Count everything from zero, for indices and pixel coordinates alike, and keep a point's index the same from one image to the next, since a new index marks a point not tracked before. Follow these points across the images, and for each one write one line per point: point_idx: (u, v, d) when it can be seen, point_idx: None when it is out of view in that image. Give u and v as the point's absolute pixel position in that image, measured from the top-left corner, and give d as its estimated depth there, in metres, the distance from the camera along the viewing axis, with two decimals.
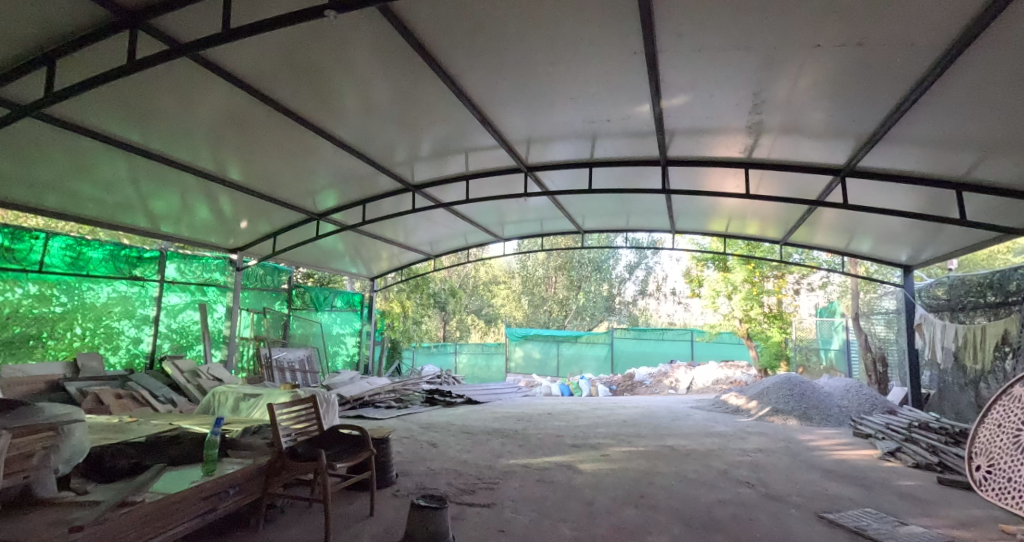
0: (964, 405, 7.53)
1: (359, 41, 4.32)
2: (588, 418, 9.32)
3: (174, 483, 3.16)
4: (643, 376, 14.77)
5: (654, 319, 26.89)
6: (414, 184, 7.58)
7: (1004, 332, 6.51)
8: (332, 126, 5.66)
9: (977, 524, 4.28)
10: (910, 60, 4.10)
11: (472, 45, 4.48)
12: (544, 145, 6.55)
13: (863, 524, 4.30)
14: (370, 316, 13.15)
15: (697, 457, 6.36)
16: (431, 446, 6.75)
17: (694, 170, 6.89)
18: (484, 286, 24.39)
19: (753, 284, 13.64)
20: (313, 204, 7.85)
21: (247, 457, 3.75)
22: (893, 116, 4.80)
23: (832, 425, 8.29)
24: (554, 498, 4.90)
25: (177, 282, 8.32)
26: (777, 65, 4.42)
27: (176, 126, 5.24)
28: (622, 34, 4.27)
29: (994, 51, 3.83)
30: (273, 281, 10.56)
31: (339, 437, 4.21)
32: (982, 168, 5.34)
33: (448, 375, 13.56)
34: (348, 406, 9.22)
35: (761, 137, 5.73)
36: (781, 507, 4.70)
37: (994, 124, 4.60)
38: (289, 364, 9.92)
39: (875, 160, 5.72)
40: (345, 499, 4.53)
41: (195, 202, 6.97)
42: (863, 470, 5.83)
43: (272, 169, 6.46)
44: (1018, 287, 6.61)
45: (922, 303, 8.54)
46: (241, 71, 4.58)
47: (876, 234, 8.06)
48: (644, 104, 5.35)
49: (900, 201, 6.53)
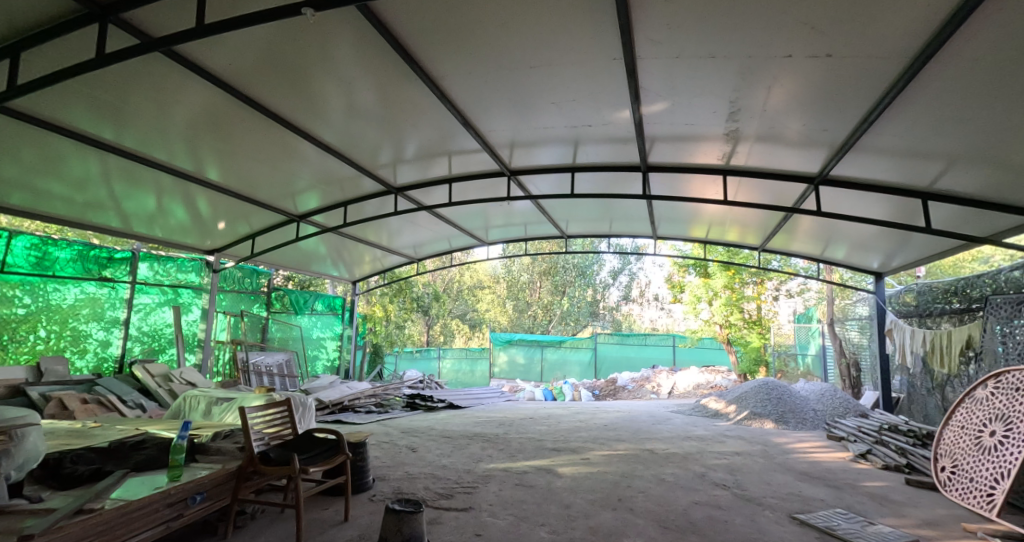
0: (932, 409, 7.68)
1: (340, 42, 4.31)
2: (569, 422, 9.34)
3: (135, 490, 3.09)
4: (625, 380, 15.00)
5: (637, 324, 27.17)
6: (398, 186, 7.53)
7: (969, 338, 6.61)
8: (313, 127, 5.62)
9: (942, 524, 4.37)
10: (877, 72, 4.20)
11: (453, 47, 4.49)
12: (528, 150, 6.57)
13: (833, 524, 4.37)
14: (352, 320, 13.06)
15: (676, 460, 6.42)
16: (410, 451, 6.71)
17: (675, 176, 6.97)
18: (469, 290, 24.39)
19: (732, 290, 13.81)
20: (295, 205, 7.74)
21: (217, 462, 3.69)
22: (862, 126, 4.90)
23: (808, 429, 8.41)
24: (532, 501, 4.90)
25: (151, 283, 8.21)
26: (753, 75, 4.49)
27: (150, 124, 5.16)
28: (601, 41, 4.32)
29: (957, 66, 3.94)
30: (251, 283, 10.44)
31: (314, 441, 4.18)
32: (949, 178, 5.48)
33: (430, 380, 13.46)
34: (327, 411, 9.14)
35: (738, 145, 5.81)
36: (756, 509, 4.75)
37: (959, 135, 4.72)
38: (266, 368, 9.74)
39: (848, 169, 5.82)
40: (319, 504, 4.48)
41: (170, 202, 6.88)
42: (836, 471, 5.91)
43: (251, 169, 6.40)
44: (982, 294, 6.77)
45: (892, 309, 8.74)
46: (218, 68, 4.53)
47: (850, 242, 8.21)
48: (624, 109, 5.41)
49: (874, 209, 6.65)
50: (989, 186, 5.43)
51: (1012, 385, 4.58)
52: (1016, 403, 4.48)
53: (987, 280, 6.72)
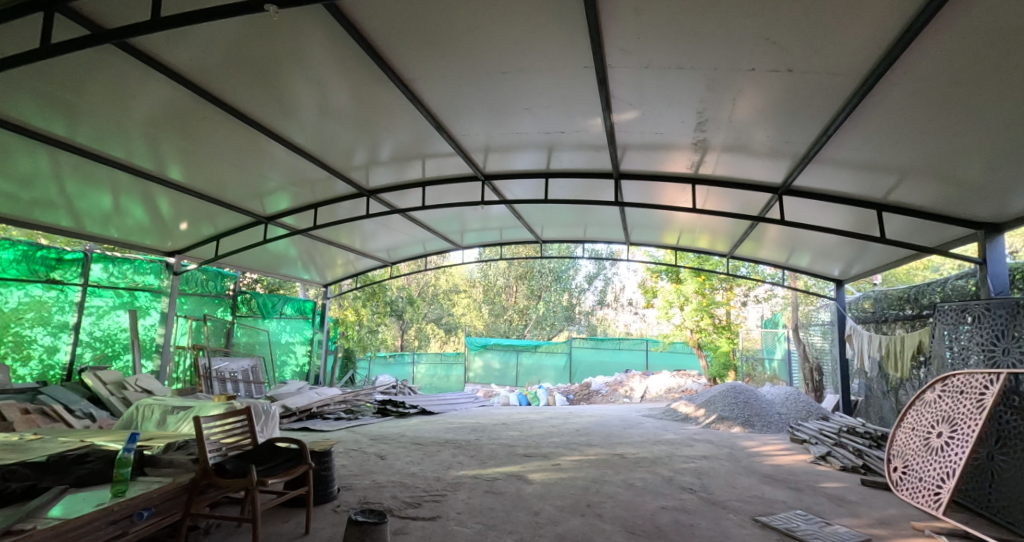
0: (887, 411, 7.89)
1: (311, 41, 4.25)
2: (542, 427, 9.32)
3: (76, 507, 2.98)
4: (599, 384, 15.16)
5: (612, 328, 27.34)
6: (370, 189, 7.47)
7: (919, 342, 6.76)
8: (282, 128, 5.54)
9: (892, 523, 4.52)
10: (833, 88, 4.31)
11: (422, 51, 4.46)
12: (503, 155, 6.57)
13: (793, 525, 4.45)
14: (322, 324, 12.77)
15: (646, 464, 6.46)
16: (379, 458, 6.62)
17: (647, 184, 7.05)
18: (445, 294, 24.25)
19: (703, 296, 14.00)
20: (262, 207, 7.59)
21: (168, 475, 3.58)
22: (821, 139, 5.03)
23: (772, 431, 8.56)
24: (501, 509, 4.87)
25: (104, 285, 7.99)
26: (719, 87, 4.57)
27: (107, 120, 5.01)
28: (571, 50, 4.35)
29: (907, 86, 4.08)
30: (215, 286, 10.24)
31: (274, 451, 4.09)
32: (902, 191, 5.65)
33: (403, 385, 13.31)
34: (294, 419, 8.97)
35: (706, 155, 5.90)
36: (720, 512, 4.80)
37: (913, 151, 4.87)
38: (231, 374, 9.46)
39: (811, 181, 5.96)
40: (280, 517, 4.39)
41: (128, 202, 6.69)
42: (798, 473, 6.03)
43: (215, 170, 6.26)
44: (931, 301, 6.97)
45: (851, 315, 9.04)
46: (181, 64, 4.42)
47: (814, 251, 8.41)
48: (596, 117, 5.44)
49: (836, 219, 6.82)
50: (943, 200, 5.60)
51: (957, 388, 4.69)
52: (961, 405, 4.59)
53: (936, 289, 6.93)
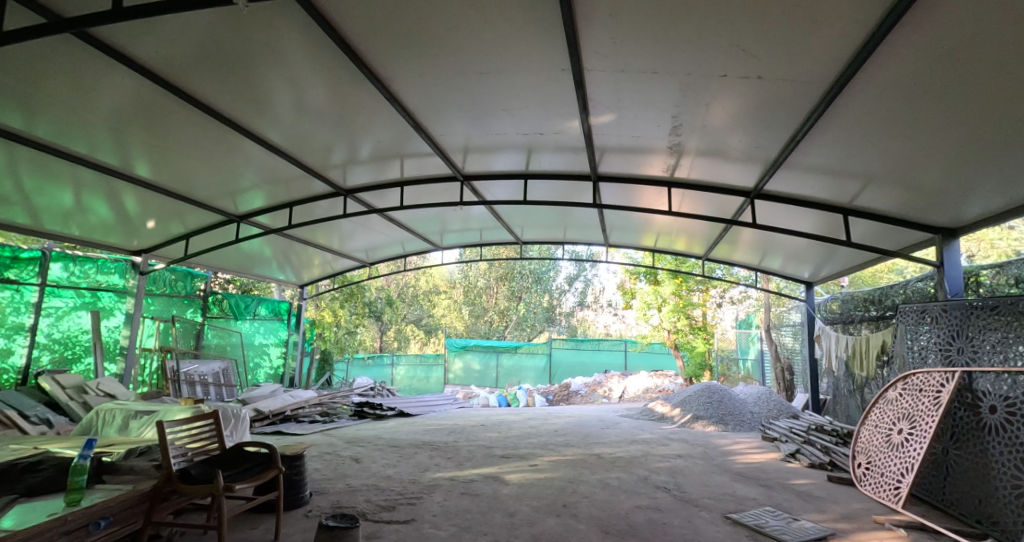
0: (853, 409, 8.05)
1: (286, 38, 4.20)
2: (521, 428, 9.31)
3: (28, 518, 2.89)
4: (579, 385, 15.21)
5: (591, 330, 27.44)
6: (347, 188, 7.38)
7: (883, 342, 6.91)
8: (256, 125, 5.45)
9: (856, 517, 4.61)
10: (802, 95, 4.38)
11: (399, 50, 4.42)
12: (482, 155, 6.55)
13: (762, 521, 4.50)
14: (298, 325, 12.60)
15: (622, 464, 6.49)
16: (354, 461, 6.55)
17: (624, 186, 7.10)
18: (425, 295, 24.12)
19: (680, 297, 14.16)
20: (235, 205, 7.46)
21: (128, 482, 3.49)
22: (790, 145, 5.11)
23: (744, 430, 8.68)
24: (477, 511, 4.85)
25: (64, 284, 7.79)
26: (693, 92, 4.61)
27: (69, 114, 4.88)
28: (547, 52, 4.35)
29: (871, 95, 4.17)
30: (184, 287, 10.04)
31: (243, 456, 4.00)
32: (867, 197, 5.77)
33: (382, 387, 13.19)
34: (267, 422, 8.80)
35: (681, 158, 5.96)
36: (692, 510, 4.85)
37: (878, 157, 4.98)
38: (200, 377, 9.26)
39: (781, 186, 6.06)
40: (248, 523, 4.31)
41: (91, 198, 6.52)
42: (769, 471, 6.12)
43: (184, 167, 6.14)
44: (894, 302, 7.14)
45: (820, 316, 9.27)
46: (149, 59, 4.33)
47: (786, 253, 8.55)
48: (574, 119, 5.45)
49: (807, 222, 6.94)
50: (907, 206, 5.74)
51: (917, 386, 4.81)
52: (920, 403, 4.70)
53: (899, 291, 7.10)
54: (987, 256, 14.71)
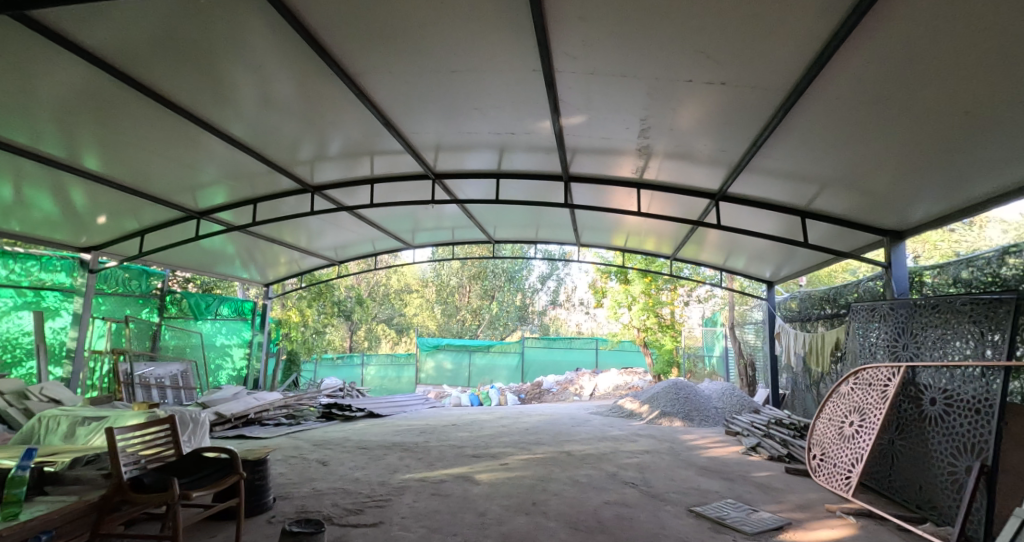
0: (809, 403, 8.22)
1: (249, 28, 4.08)
2: (492, 427, 9.27)
3: None
4: (550, 384, 15.19)
5: (564, 328, 27.50)
6: (315, 185, 7.24)
7: (836, 339, 7.05)
8: (216, 118, 5.30)
9: (811, 506, 4.71)
10: (762, 101, 4.44)
11: (366, 46, 4.34)
12: (455, 154, 6.48)
13: (724, 514, 4.55)
14: (263, 325, 12.32)
15: (592, 461, 6.51)
16: (321, 464, 6.42)
17: (593, 187, 7.13)
18: (396, 294, 23.88)
19: (650, 296, 14.29)
20: (195, 200, 7.24)
21: (73, 493, 3.34)
22: (752, 150, 5.19)
23: (709, 425, 8.83)
24: (446, 512, 4.79)
25: (3, 284, 7.49)
26: (661, 95, 4.63)
27: (10, 101, 4.66)
28: (515, 52, 4.32)
29: (828, 103, 4.25)
30: (139, 286, 9.78)
31: (202, 461, 3.87)
32: (823, 200, 5.91)
33: (350, 387, 13.00)
34: (229, 426, 8.56)
35: (650, 160, 6.00)
36: (659, 505, 4.88)
37: (837, 163, 5.08)
38: (157, 379, 8.97)
39: (744, 189, 6.15)
40: (206, 532, 4.17)
41: (36, 192, 6.24)
42: (732, 465, 6.23)
43: (138, 160, 5.93)
44: (847, 301, 7.33)
45: (780, 314, 9.49)
46: (100, 46, 4.16)
47: (749, 254, 8.72)
48: (545, 119, 5.43)
49: (769, 223, 7.08)
50: (861, 210, 5.89)
51: (866, 381, 4.94)
52: (869, 397, 4.82)
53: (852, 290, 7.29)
54: (929, 258, 15.29)
